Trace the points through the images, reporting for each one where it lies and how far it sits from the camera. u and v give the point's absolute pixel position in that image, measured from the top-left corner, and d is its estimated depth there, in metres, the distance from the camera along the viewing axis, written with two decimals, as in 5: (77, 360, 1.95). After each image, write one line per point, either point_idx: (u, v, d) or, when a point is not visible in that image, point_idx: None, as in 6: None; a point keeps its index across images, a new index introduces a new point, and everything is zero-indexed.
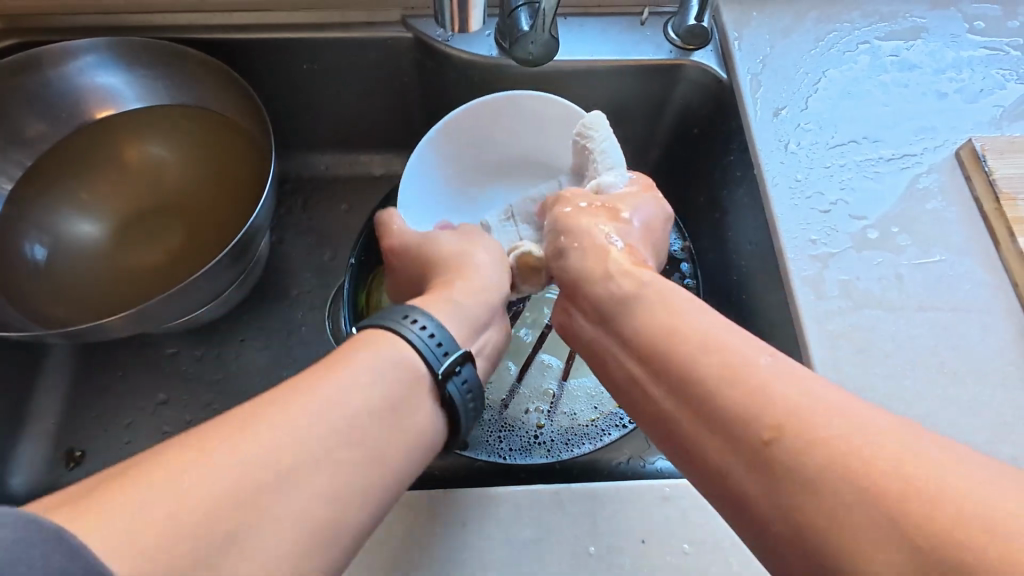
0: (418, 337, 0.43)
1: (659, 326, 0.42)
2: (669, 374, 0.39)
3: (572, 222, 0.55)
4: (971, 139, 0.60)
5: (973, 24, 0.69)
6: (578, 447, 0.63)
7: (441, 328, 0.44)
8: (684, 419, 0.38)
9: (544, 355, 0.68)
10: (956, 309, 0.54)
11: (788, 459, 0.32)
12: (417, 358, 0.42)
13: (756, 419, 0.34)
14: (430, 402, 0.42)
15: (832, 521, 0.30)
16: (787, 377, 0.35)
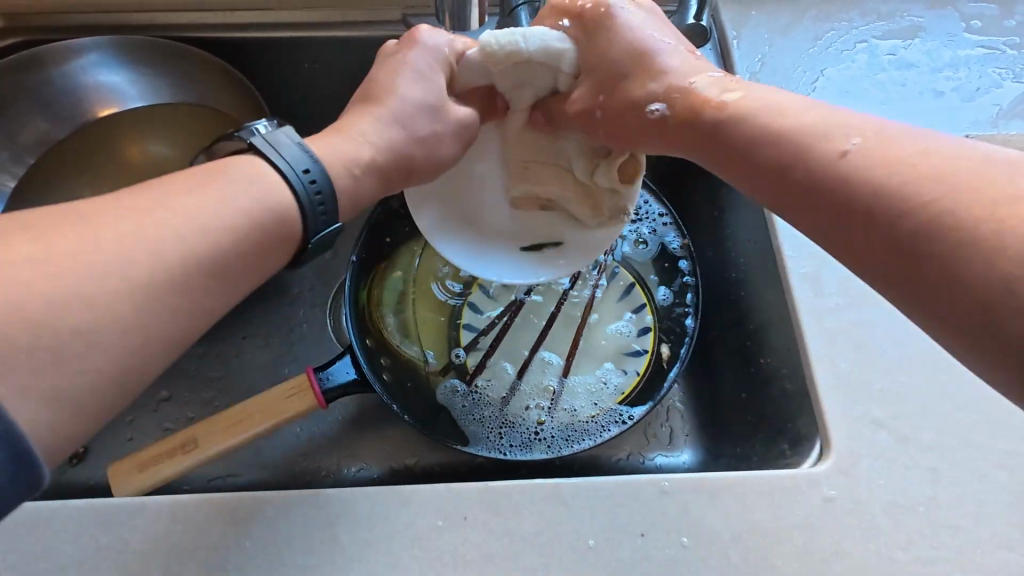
0: (294, 178, 0.40)
1: (745, 142, 0.42)
2: (771, 159, 0.40)
3: (624, 105, 0.49)
4: (968, 137, 0.61)
5: (970, 23, 0.70)
6: (578, 443, 0.62)
7: (321, 169, 0.41)
8: (780, 194, 0.40)
9: (544, 353, 0.69)
10: None
11: (890, 212, 0.34)
12: (279, 183, 0.40)
13: (856, 184, 0.35)
14: (290, 239, 0.40)
15: (940, 254, 0.32)
16: (882, 144, 0.36)
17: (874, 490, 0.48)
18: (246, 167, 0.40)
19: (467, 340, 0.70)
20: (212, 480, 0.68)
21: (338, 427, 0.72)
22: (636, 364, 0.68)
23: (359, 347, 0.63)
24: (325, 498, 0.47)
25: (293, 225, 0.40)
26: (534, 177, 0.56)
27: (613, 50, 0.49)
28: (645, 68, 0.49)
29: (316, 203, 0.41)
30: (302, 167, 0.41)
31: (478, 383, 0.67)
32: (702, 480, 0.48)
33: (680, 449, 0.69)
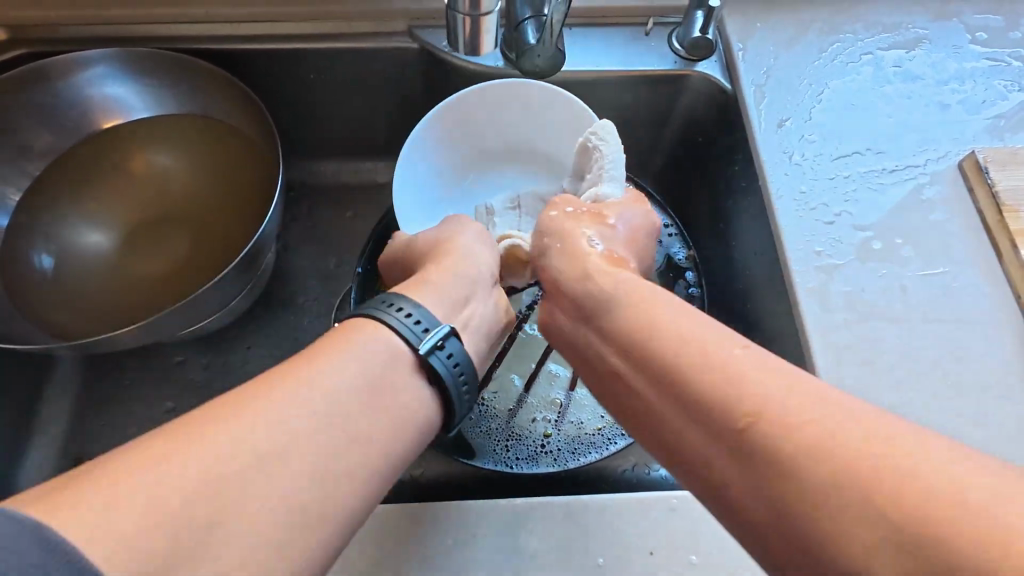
0: (406, 327, 0.42)
1: (630, 329, 0.40)
2: (648, 363, 0.38)
3: (557, 222, 0.52)
4: (974, 151, 0.61)
5: (975, 35, 0.70)
6: (584, 456, 0.63)
7: (427, 315, 0.44)
8: (659, 412, 0.37)
9: (551, 365, 0.69)
10: (959, 321, 0.55)
11: (767, 442, 0.31)
12: (400, 340, 0.42)
13: (732, 406, 0.33)
14: (414, 378, 0.41)
15: (817, 500, 0.29)
16: (764, 365, 0.34)
17: None
18: (361, 331, 0.41)
19: None
20: None
21: None
22: None
23: None
24: None
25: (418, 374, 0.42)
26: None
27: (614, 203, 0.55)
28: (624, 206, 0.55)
29: (438, 349, 0.43)
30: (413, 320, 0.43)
31: (484, 395, 0.67)
32: None
33: None
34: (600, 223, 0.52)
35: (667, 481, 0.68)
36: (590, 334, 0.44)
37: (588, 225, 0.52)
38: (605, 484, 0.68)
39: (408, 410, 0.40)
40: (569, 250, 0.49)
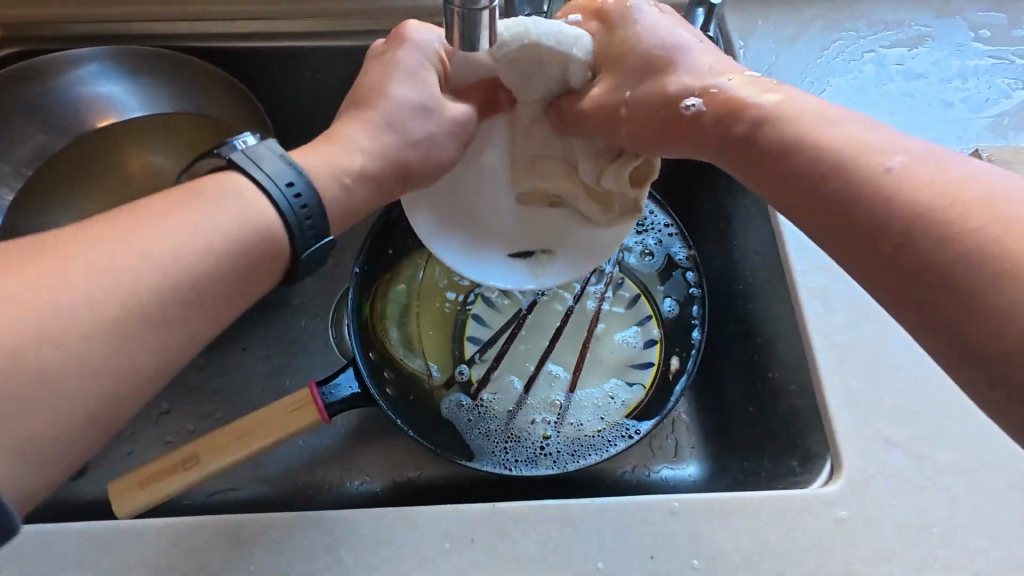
0: (278, 194, 0.39)
1: (777, 155, 0.40)
2: (803, 174, 0.39)
3: (655, 112, 0.47)
4: (978, 150, 0.60)
5: (978, 33, 0.69)
6: (584, 458, 0.62)
7: (306, 182, 0.40)
8: (802, 204, 0.39)
9: (550, 366, 0.68)
10: None
11: (924, 247, 0.33)
12: (264, 203, 0.39)
13: (896, 214, 0.34)
14: (278, 267, 0.40)
15: (967, 289, 0.31)
16: (926, 172, 0.35)
17: (887, 511, 0.47)
18: (226, 187, 0.39)
19: (471, 354, 0.70)
20: (213, 493, 0.67)
21: (340, 439, 0.72)
22: (641, 377, 0.67)
23: (363, 361, 0.62)
24: (329, 520, 0.46)
25: (280, 242, 0.39)
26: (545, 172, 0.54)
27: (635, 57, 0.48)
28: (673, 61, 0.47)
29: (302, 217, 0.40)
30: (285, 181, 0.40)
31: (483, 397, 0.67)
32: (712, 501, 0.47)
33: (686, 461, 0.68)
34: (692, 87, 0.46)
35: (668, 484, 0.67)
36: (734, 163, 0.44)
37: (674, 91, 0.46)
38: (606, 487, 0.67)
39: (270, 251, 0.39)
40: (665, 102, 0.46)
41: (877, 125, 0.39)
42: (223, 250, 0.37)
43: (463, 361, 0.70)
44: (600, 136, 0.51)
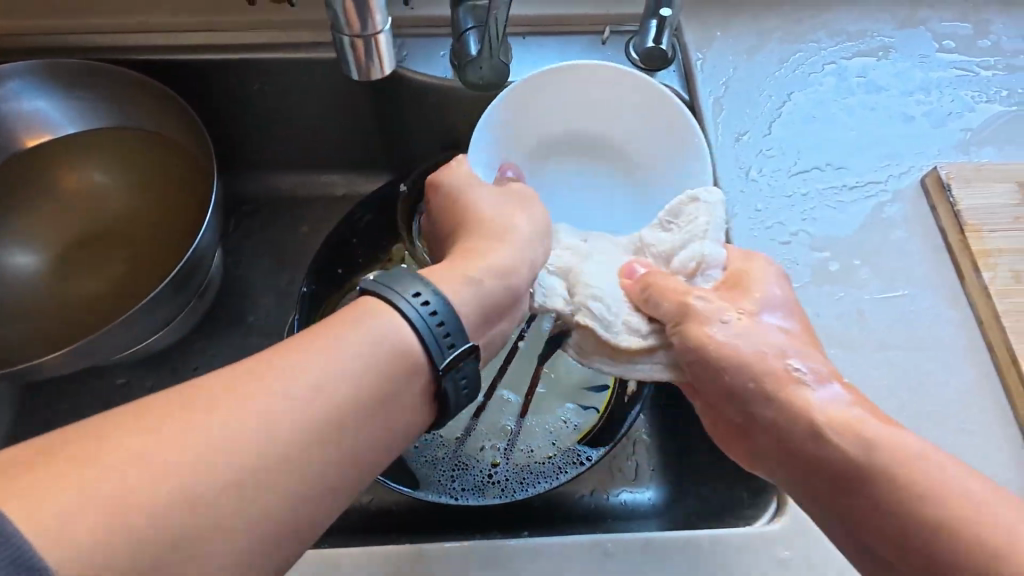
0: (415, 312, 0.36)
1: (808, 432, 0.40)
2: (818, 465, 0.40)
3: (731, 350, 0.44)
4: (936, 167, 0.58)
5: (942, 43, 0.67)
6: (534, 486, 0.60)
7: (443, 302, 0.37)
8: (816, 493, 0.40)
9: (503, 392, 0.65)
10: (917, 347, 0.52)
11: (925, 547, 0.34)
12: (401, 326, 0.36)
13: (900, 503, 0.36)
14: (413, 380, 0.36)
15: None
16: (930, 455, 0.37)
17: (832, 550, 0.45)
18: (365, 311, 0.36)
19: None
20: None
21: None
22: (596, 400, 0.66)
23: None
24: None
25: (418, 366, 0.36)
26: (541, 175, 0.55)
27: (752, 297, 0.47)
28: (759, 303, 0.47)
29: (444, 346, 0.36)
30: (416, 295, 0.37)
31: None
32: (650, 541, 0.45)
33: (645, 485, 0.67)
34: (768, 336, 0.45)
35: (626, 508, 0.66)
36: (747, 418, 0.44)
37: (757, 325, 0.46)
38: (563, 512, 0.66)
39: (404, 377, 0.35)
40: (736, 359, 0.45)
41: (874, 407, 0.41)
42: (367, 378, 0.33)
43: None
44: (679, 328, 0.46)
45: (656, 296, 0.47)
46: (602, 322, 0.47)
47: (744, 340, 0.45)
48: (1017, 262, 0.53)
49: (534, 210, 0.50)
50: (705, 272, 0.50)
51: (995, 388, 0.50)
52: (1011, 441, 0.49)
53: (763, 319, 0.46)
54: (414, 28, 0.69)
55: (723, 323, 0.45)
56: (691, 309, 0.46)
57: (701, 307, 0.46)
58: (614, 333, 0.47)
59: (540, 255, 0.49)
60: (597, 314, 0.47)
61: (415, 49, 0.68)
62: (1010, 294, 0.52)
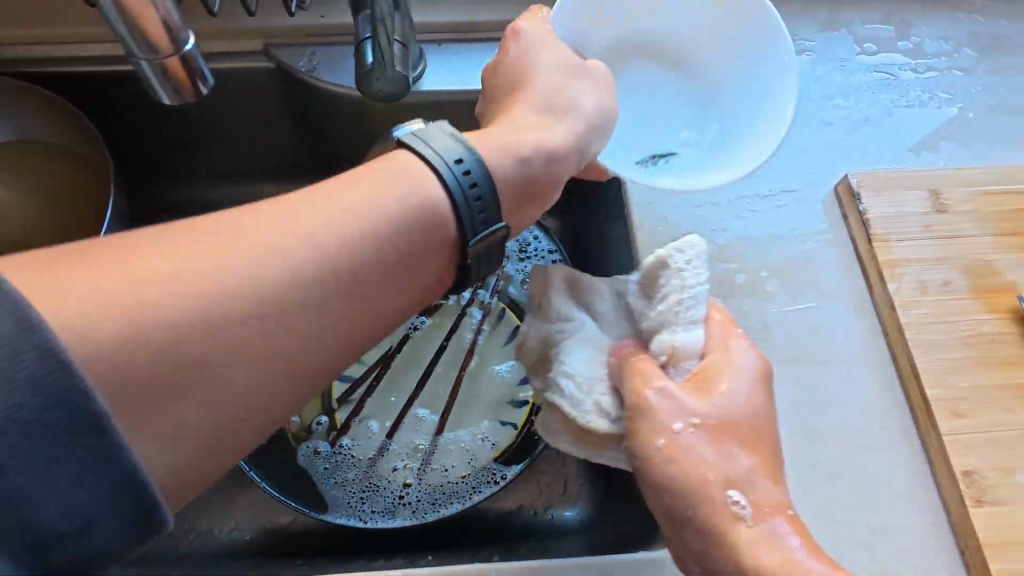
0: (448, 172, 0.36)
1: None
2: None
3: (686, 474, 0.37)
4: (848, 175, 0.56)
5: (864, 46, 0.66)
6: (445, 507, 0.59)
7: (477, 163, 0.37)
8: None
9: (418, 409, 0.64)
10: (823, 361, 0.51)
11: None
12: (433, 182, 0.36)
13: None
14: (441, 246, 0.37)
15: None
16: None
17: None
18: (397, 166, 0.36)
19: (339, 394, 0.65)
20: None
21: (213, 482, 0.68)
22: (514, 416, 0.64)
23: None
24: None
25: (446, 227, 0.36)
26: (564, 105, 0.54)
27: (728, 401, 0.39)
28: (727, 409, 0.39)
29: (473, 205, 0.37)
30: (455, 158, 0.37)
31: (342, 442, 0.62)
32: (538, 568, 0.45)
33: (574, 500, 0.66)
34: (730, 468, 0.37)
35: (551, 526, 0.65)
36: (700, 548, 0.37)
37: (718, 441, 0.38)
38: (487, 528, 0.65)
39: (434, 237, 0.36)
40: (695, 480, 0.37)
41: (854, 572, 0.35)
42: (383, 243, 0.34)
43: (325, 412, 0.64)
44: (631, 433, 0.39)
45: (625, 378, 0.41)
46: (565, 404, 0.43)
47: (695, 453, 0.38)
48: (924, 272, 0.51)
49: (604, 93, 0.48)
50: (682, 365, 0.42)
51: (900, 402, 0.49)
52: (916, 458, 0.47)
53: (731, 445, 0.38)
54: (325, 37, 0.67)
55: (675, 431, 0.38)
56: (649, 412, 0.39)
57: (656, 403, 0.39)
58: (582, 414, 0.43)
59: (601, 146, 0.49)
60: (561, 399, 0.43)
61: (325, 58, 0.66)
62: (916, 306, 0.50)
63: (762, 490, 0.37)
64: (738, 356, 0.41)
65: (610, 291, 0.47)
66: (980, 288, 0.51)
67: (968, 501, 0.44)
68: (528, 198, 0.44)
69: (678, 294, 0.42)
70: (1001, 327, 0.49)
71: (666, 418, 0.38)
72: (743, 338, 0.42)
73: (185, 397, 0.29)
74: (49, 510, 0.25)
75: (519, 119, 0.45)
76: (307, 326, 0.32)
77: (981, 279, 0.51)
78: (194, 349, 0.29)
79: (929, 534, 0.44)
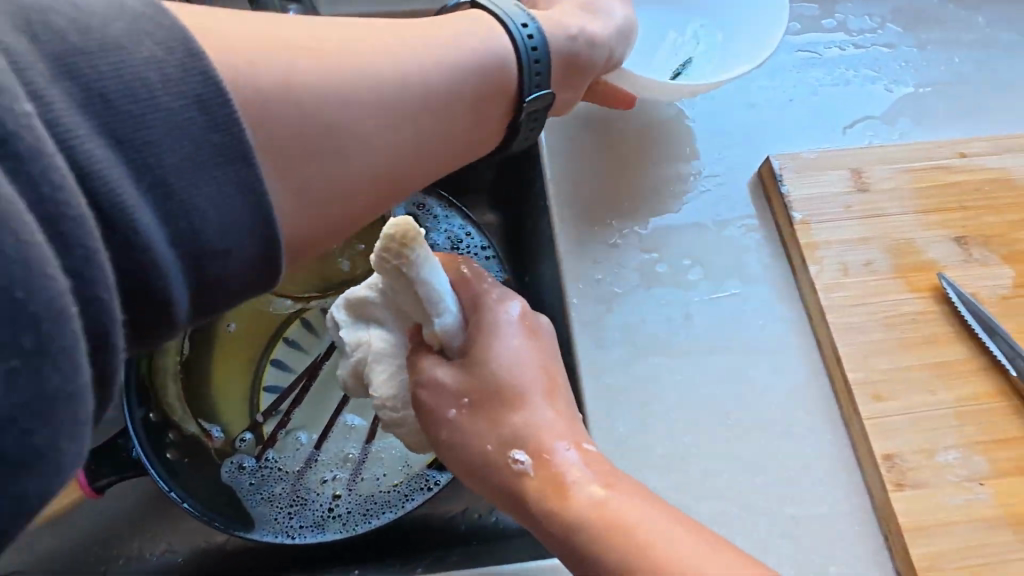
0: (515, 29, 0.42)
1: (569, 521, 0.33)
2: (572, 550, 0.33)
3: (474, 435, 0.38)
4: (771, 157, 0.55)
5: (789, 25, 0.65)
6: (376, 517, 0.56)
7: (539, 31, 0.43)
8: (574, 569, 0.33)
9: (348, 417, 0.62)
10: (747, 349, 0.49)
11: None
12: (503, 32, 0.41)
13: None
14: (500, 104, 0.42)
15: None
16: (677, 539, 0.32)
17: None
18: (472, 22, 0.41)
19: (268, 405, 0.64)
20: None
21: (142, 502, 0.65)
22: None
23: (133, 425, 0.55)
24: None
25: (509, 79, 0.41)
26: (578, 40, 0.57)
27: (486, 368, 0.38)
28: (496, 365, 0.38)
29: (532, 60, 0.42)
30: (521, 22, 0.42)
31: (268, 456, 0.60)
32: None
33: None
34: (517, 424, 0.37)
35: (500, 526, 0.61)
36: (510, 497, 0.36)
37: (489, 395, 0.38)
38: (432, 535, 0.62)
39: (497, 90, 0.41)
40: (480, 456, 0.37)
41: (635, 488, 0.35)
42: (467, 87, 0.39)
43: (251, 427, 0.62)
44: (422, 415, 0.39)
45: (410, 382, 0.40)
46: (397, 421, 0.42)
47: (482, 414, 0.38)
48: (846, 253, 0.51)
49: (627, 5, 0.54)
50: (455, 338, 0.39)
51: (824, 387, 0.48)
52: (840, 443, 0.46)
53: (511, 396, 0.38)
54: None
55: (449, 416, 0.38)
56: (426, 402, 0.39)
57: (427, 400, 0.39)
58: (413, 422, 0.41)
59: (626, 52, 0.54)
60: (392, 415, 0.42)
61: None
62: (838, 288, 0.49)
63: (543, 439, 0.36)
64: (494, 315, 0.40)
65: (369, 291, 0.40)
66: (901, 267, 0.50)
67: (889, 486, 0.43)
68: (570, 74, 0.49)
69: (421, 296, 0.37)
70: (922, 306, 0.49)
71: (437, 408, 0.38)
72: (495, 296, 0.40)
73: (308, 165, 0.32)
74: (207, 223, 0.26)
75: (560, 10, 0.50)
76: (391, 140, 0.35)
77: (903, 258, 0.50)
78: (310, 120, 0.32)
79: (852, 520, 0.44)
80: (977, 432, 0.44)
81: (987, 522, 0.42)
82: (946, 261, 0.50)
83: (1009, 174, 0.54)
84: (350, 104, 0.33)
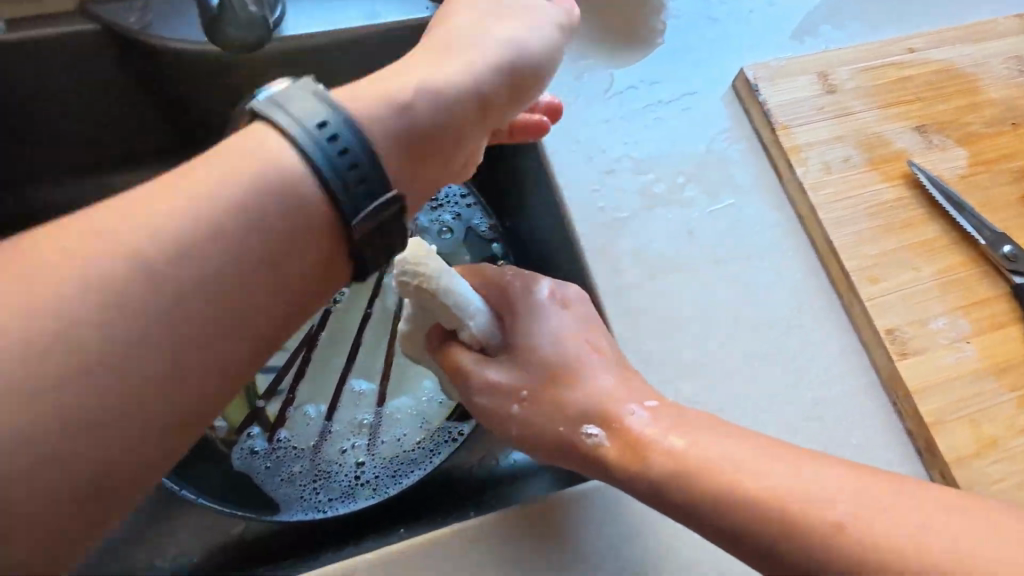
0: (307, 135, 0.31)
1: None
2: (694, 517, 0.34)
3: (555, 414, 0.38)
4: (744, 69, 0.56)
5: None
6: (407, 476, 0.56)
7: (353, 133, 0.31)
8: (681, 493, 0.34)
9: (355, 383, 0.60)
10: (750, 254, 0.52)
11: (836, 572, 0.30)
12: (285, 145, 0.31)
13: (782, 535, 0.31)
14: (308, 234, 0.31)
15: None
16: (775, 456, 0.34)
17: None
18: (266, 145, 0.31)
19: (266, 387, 0.59)
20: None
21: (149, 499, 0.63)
22: None
23: None
24: None
25: (309, 201, 0.31)
26: None
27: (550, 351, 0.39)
28: (547, 356, 0.40)
29: (350, 175, 0.31)
30: (318, 122, 0.31)
31: (280, 436, 0.58)
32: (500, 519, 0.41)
33: None
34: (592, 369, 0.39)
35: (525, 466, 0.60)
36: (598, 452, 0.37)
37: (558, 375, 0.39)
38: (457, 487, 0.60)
39: (290, 207, 0.30)
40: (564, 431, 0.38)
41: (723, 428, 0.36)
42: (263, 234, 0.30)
43: (257, 420, 0.58)
44: (492, 422, 0.41)
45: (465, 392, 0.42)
46: None
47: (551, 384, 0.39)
48: (826, 153, 0.53)
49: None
50: (489, 329, 0.41)
51: (823, 282, 0.51)
52: (842, 327, 0.50)
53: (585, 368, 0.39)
54: None
55: (515, 414, 0.40)
56: (490, 406, 0.40)
57: (489, 405, 0.40)
58: None
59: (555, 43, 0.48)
60: None
61: (160, 10, 0.57)
62: (823, 186, 0.52)
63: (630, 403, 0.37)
64: (525, 302, 0.41)
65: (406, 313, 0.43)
66: (874, 159, 0.54)
67: (894, 357, 0.47)
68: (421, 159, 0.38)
69: (444, 300, 0.40)
70: (896, 194, 0.52)
71: (501, 407, 0.40)
72: (519, 285, 0.42)
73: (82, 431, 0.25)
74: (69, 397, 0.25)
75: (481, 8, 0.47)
76: (159, 365, 0.27)
77: (874, 151, 0.54)
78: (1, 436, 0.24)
79: (866, 395, 0.48)
80: (958, 298, 0.49)
81: (977, 374, 0.47)
82: (910, 150, 0.54)
83: (950, 66, 0.58)
84: (100, 330, 0.26)
